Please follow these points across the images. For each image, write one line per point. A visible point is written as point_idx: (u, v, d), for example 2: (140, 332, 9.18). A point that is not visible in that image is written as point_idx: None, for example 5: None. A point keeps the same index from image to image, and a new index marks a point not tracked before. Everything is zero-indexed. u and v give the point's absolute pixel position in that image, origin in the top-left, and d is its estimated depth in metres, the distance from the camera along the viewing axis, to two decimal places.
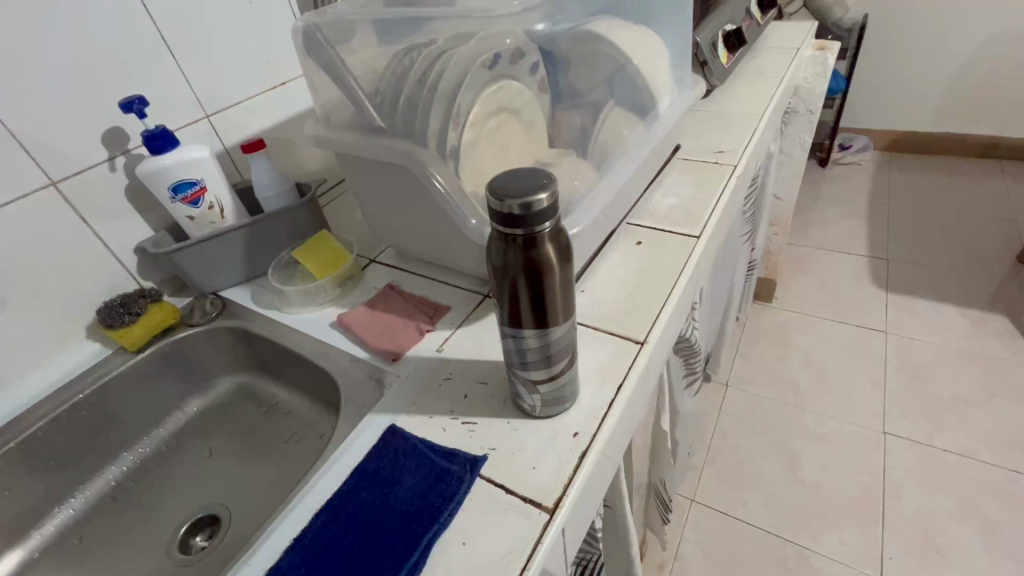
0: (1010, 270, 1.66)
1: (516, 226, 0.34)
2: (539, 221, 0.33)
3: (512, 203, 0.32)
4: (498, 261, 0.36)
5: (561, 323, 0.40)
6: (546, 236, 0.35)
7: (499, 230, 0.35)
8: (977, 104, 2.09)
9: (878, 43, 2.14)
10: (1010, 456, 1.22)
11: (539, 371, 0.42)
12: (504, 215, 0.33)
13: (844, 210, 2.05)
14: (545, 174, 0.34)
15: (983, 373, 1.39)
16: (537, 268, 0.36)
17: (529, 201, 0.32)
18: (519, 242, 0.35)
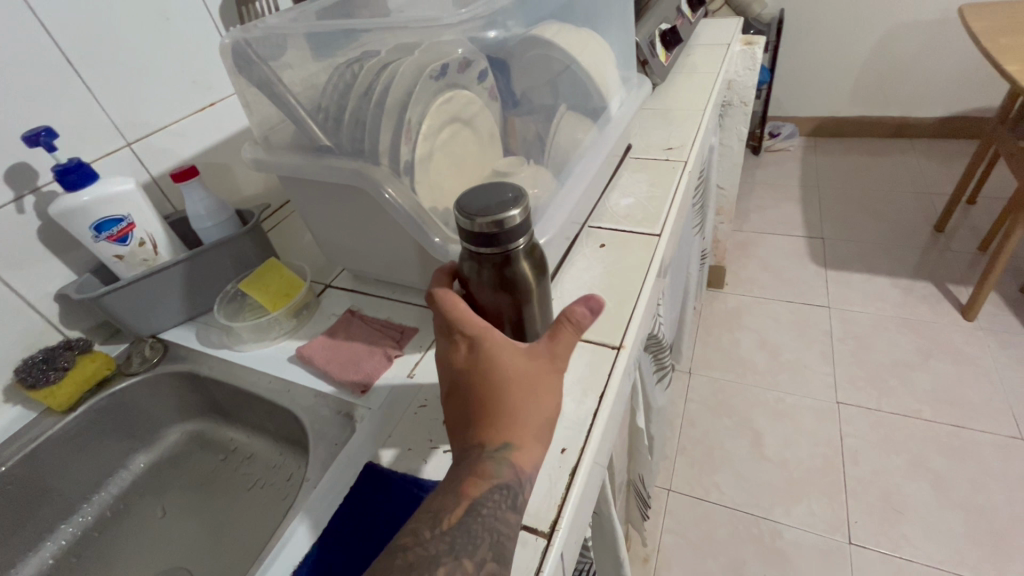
0: (930, 240, 1.80)
1: (491, 247, 0.34)
2: (514, 240, 0.33)
3: (484, 223, 0.32)
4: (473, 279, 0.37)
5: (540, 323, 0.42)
6: (523, 251, 0.35)
7: (473, 251, 0.34)
8: (887, 88, 2.26)
9: (796, 35, 2.27)
10: (948, 412, 1.31)
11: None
12: (477, 238, 0.33)
13: (780, 195, 2.16)
14: (512, 189, 0.34)
15: (917, 337, 1.50)
16: (514, 282, 0.36)
17: (501, 220, 0.32)
18: (495, 262, 0.35)
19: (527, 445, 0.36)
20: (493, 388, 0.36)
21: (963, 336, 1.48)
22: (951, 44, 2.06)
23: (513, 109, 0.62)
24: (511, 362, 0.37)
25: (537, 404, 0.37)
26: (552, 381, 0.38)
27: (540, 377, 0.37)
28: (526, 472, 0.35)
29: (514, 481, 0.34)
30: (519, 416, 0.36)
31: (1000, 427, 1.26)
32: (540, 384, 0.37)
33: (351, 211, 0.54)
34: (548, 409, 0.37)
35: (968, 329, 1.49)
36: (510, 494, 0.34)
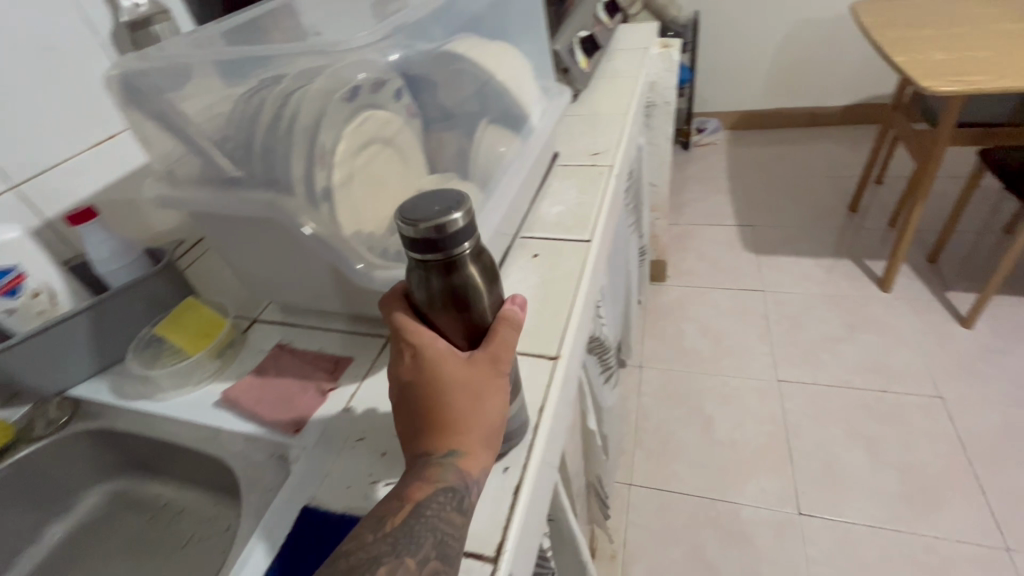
0: (846, 220, 1.94)
1: (436, 253, 0.32)
2: (457, 244, 0.32)
3: (424, 228, 0.30)
4: (423, 290, 0.35)
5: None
6: (472, 256, 0.33)
7: (418, 259, 0.33)
8: (797, 81, 2.41)
9: (711, 35, 2.39)
10: (875, 379, 1.41)
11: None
12: (420, 245, 0.31)
13: (710, 187, 2.26)
14: (454, 193, 0.32)
15: (842, 312, 1.61)
16: (465, 290, 0.35)
17: (441, 224, 0.30)
18: (443, 271, 0.33)
19: (473, 449, 0.36)
20: (437, 395, 0.36)
21: (882, 307, 1.60)
22: (848, 38, 2.24)
23: (439, 125, 0.60)
24: (454, 369, 0.36)
25: (481, 408, 0.37)
26: (495, 383, 0.37)
27: (485, 381, 0.37)
28: (472, 475, 0.36)
29: (459, 483, 0.35)
30: (465, 421, 0.36)
31: (919, 389, 1.37)
32: (485, 388, 0.37)
33: (269, 244, 0.53)
34: (495, 413, 0.38)
35: (885, 300, 1.61)
36: (455, 496, 0.35)
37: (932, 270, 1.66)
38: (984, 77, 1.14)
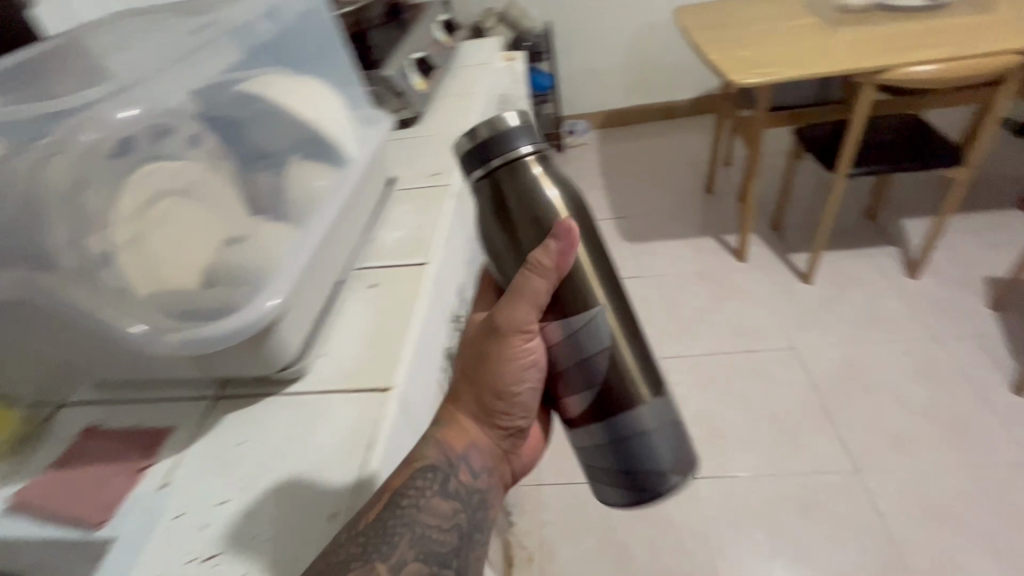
0: (704, 201, 2.14)
1: (493, 156, 0.41)
2: (507, 144, 0.41)
3: (481, 130, 0.42)
4: (497, 207, 0.43)
5: (576, 283, 0.43)
6: (538, 168, 0.42)
7: (481, 172, 0.42)
8: (648, 80, 2.63)
9: (565, 43, 2.54)
10: (742, 341, 1.56)
11: (580, 349, 0.44)
12: (479, 149, 0.42)
13: (586, 184, 2.39)
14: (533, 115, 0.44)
15: (710, 285, 1.76)
16: (525, 202, 0.42)
17: (496, 122, 0.42)
18: (506, 173, 0.42)
19: (465, 423, 0.46)
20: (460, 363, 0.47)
21: (741, 276, 1.77)
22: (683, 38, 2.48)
23: (254, 163, 0.58)
24: (474, 334, 0.45)
25: (482, 376, 0.45)
26: (499, 346, 0.43)
27: (495, 340, 0.43)
28: (458, 456, 0.44)
29: (443, 464, 0.43)
30: (471, 387, 0.46)
31: (777, 344, 1.54)
32: (493, 348, 0.44)
33: (45, 324, 0.48)
34: (510, 371, 0.44)
35: (743, 269, 1.79)
36: (437, 478, 0.43)
37: (777, 236, 1.88)
38: (777, 68, 1.31)
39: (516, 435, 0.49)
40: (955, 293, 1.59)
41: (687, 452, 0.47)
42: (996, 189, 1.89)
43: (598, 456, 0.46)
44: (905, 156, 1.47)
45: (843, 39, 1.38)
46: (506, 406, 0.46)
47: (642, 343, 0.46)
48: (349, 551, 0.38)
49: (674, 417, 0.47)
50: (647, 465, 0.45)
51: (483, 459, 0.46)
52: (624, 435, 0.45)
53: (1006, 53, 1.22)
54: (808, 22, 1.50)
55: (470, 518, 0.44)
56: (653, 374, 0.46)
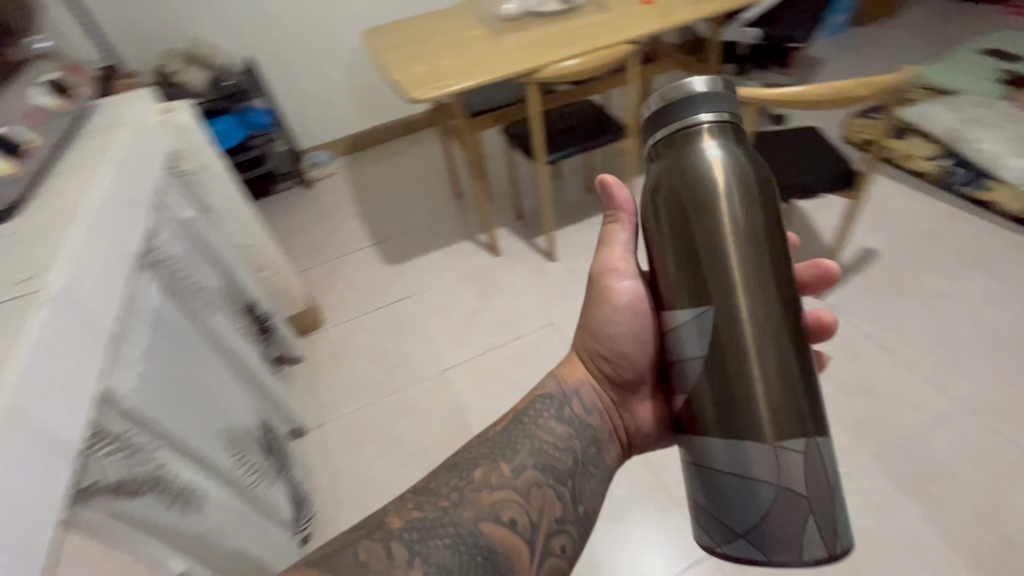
0: (457, 207, 2.22)
1: (668, 121, 0.51)
2: (686, 114, 0.50)
3: (668, 93, 0.51)
4: (656, 168, 0.52)
5: (711, 275, 0.49)
6: (709, 134, 0.50)
7: (658, 135, 0.52)
8: (377, 99, 2.63)
9: (277, 76, 2.40)
10: (508, 330, 1.65)
11: (707, 341, 0.50)
12: (660, 112, 0.52)
13: (341, 216, 2.31)
14: (728, 86, 0.51)
15: (473, 286, 1.83)
16: (676, 168, 0.50)
17: (685, 89, 0.50)
18: (673, 144, 0.51)
19: (579, 369, 0.75)
20: (582, 327, 0.76)
21: (498, 269, 1.88)
22: None
23: None
24: (589, 298, 0.74)
25: (588, 327, 0.74)
26: (594, 295, 0.72)
27: (594, 287, 0.72)
28: (569, 390, 0.72)
29: (558, 394, 0.71)
30: (584, 342, 0.75)
31: (539, 323, 1.66)
32: (594, 297, 0.72)
33: None
34: (608, 319, 0.71)
35: (499, 262, 1.90)
36: (552, 405, 0.69)
37: (521, 225, 2.04)
38: (450, 81, 1.39)
39: (617, 378, 0.74)
40: None
41: (781, 540, 0.47)
42: None
43: (696, 475, 0.53)
44: (588, 137, 1.74)
45: (506, 46, 1.53)
46: (605, 349, 0.72)
47: (790, 375, 0.48)
48: (487, 449, 0.63)
49: (792, 498, 0.47)
50: (743, 514, 0.49)
51: (587, 394, 0.73)
52: (727, 470, 0.50)
53: (623, 44, 1.48)
54: (477, 33, 1.63)
55: (579, 444, 0.67)
56: (780, 418, 0.48)
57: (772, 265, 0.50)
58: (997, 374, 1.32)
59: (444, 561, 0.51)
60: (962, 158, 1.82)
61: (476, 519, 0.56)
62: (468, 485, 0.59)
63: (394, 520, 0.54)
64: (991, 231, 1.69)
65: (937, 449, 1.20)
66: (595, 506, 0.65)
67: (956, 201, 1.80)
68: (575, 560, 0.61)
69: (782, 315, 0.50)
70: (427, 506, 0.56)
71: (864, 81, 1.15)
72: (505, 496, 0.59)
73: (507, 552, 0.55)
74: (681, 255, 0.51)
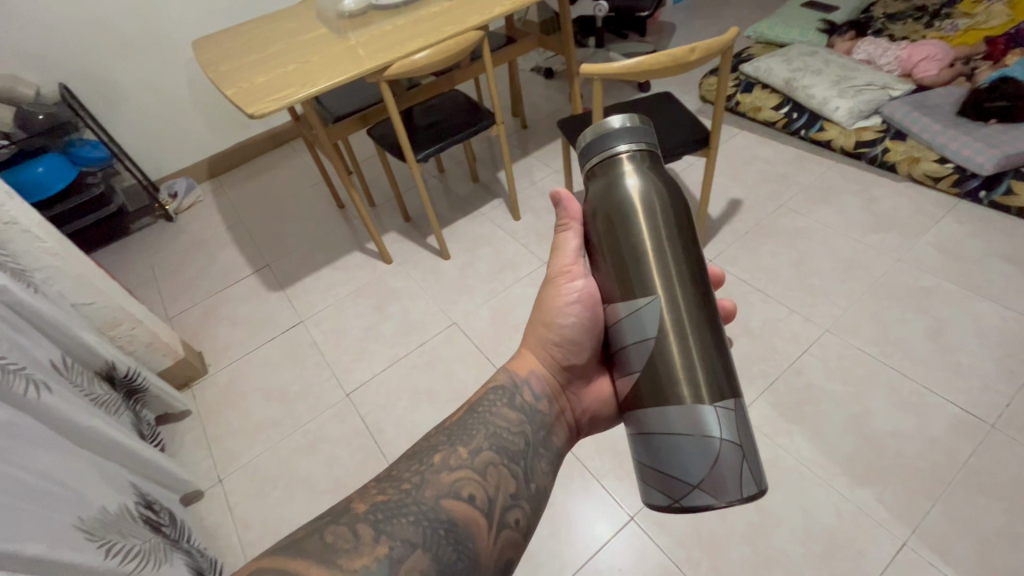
0: (341, 217, 2.11)
1: (595, 156, 0.53)
2: (610, 146, 0.52)
3: (591, 129, 0.54)
4: (588, 191, 0.54)
5: (635, 275, 0.51)
6: (630, 164, 0.52)
7: (587, 165, 0.54)
8: (233, 113, 2.42)
9: (105, 101, 2.12)
10: (410, 337, 1.60)
11: (639, 333, 0.51)
12: (586, 146, 0.54)
13: (213, 247, 2.11)
14: (644, 121, 0.54)
15: (368, 298, 1.75)
16: (605, 191, 0.52)
17: (603, 127, 0.53)
18: (603, 170, 0.53)
19: (530, 360, 0.69)
20: (531, 321, 0.72)
21: (392, 276, 1.81)
22: None
23: None
24: (541, 291, 0.69)
25: (540, 323, 0.70)
26: (547, 288, 0.68)
27: (546, 282, 0.68)
28: (522, 380, 0.66)
29: (510, 384, 0.65)
30: (534, 336, 0.71)
31: (440, 323, 1.62)
32: (546, 291, 0.68)
33: None
34: (557, 313, 0.67)
35: (393, 268, 1.83)
36: (506, 394, 0.64)
37: (410, 226, 1.98)
38: (295, 88, 1.29)
39: (568, 365, 0.70)
40: (546, 218, 1.92)
41: (726, 482, 0.46)
42: (546, 126, 2.36)
43: (640, 444, 0.52)
44: (458, 127, 1.70)
45: (350, 44, 1.44)
46: (556, 339, 0.68)
47: (717, 361, 0.50)
48: (445, 434, 0.58)
49: (721, 446, 0.47)
50: (679, 467, 0.47)
51: (540, 383, 0.67)
52: (660, 430, 0.49)
53: (471, 30, 1.44)
54: (319, 33, 1.53)
55: (533, 427, 0.62)
56: (707, 389, 0.49)
57: (692, 266, 0.52)
58: (850, 296, 1.47)
59: (409, 536, 0.48)
60: (797, 103, 2.01)
61: (438, 496, 0.52)
62: (429, 467, 0.54)
63: (359, 504, 0.50)
64: (833, 167, 1.87)
65: (809, 372, 1.32)
66: (548, 484, 0.60)
67: (801, 144, 2.00)
68: (530, 536, 0.57)
69: (701, 310, 0.51)
70: (390, 488, 0.52)
71: (692, 46, 1.20)
72: (465, 475, 0.55)
73: (469, 528, 0.52)
74: (609, 262, 0.53)
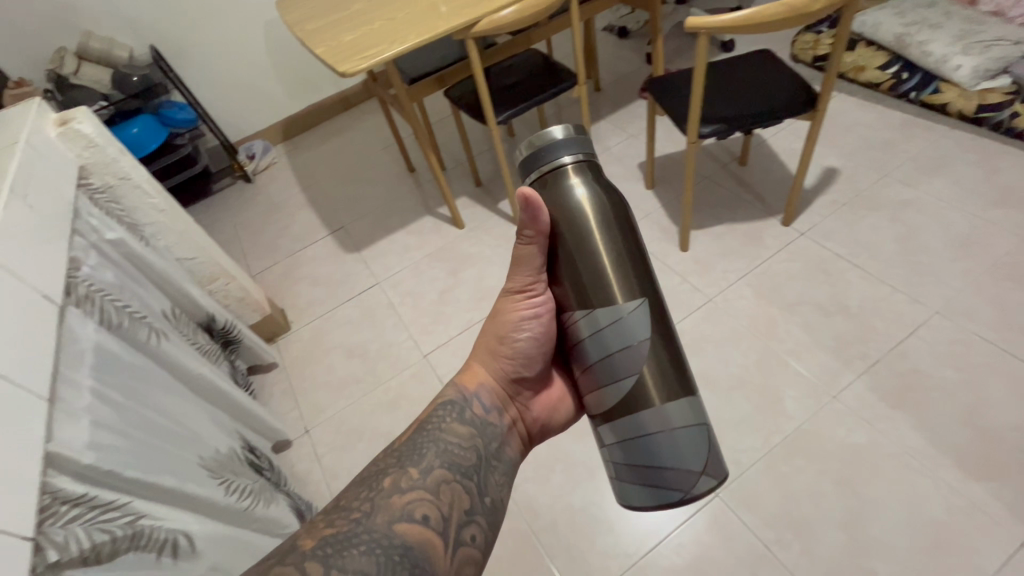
0: (412, 181, 2.12)
1: (541, 167, 0.57)
2: (555, 157, 0.56)
3: (533, 141, 0.57)
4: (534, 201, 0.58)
5: (593, 286, 0.55)
6: (575, 174, 0.56)
7: (533, 176, 0.58)
8: (308, 75, 2.45)
9: (190, 63, 2.18)
10: (485, 302, 1.60)
11: (603, 346, 0.56)
12: (530, 157, 0.57)
13: (290, 208, 2.18)
14: (581, 133, 0.58)
15: (442, 262, 1.76)
16: (552, 202, 0.56)
17: (546, 139, 0.56)
18: (547, 183, 0.56)
19: (480, 371, 0.68)
20: (484, 332, 0.70)
21: (465, 240, 1.81)
22: None
23: None
24: (495, 303, 0.67)
25: (495, 334, 0.68)
26: (504, 302, 0.65)
27: (502, 294, 0.65)
28: (471, 394, 0.64)
29: (459, 398, 0.63)
30: (487, 347, 0.69)
31: None
32: (502, 304, 0.66)
33: None
34: (510, 323, 0.66)
35: (466, 234, 1.83)
36: (455, 409, 0.62)
37: (481, 191, 1.96)
38: (382, 46, 1.27)
39: (519, 377, 0.68)
40: (622, 184, 1.85)
41: (718, 462, 0.53)
42: (622, 88, 2.26)
43: (619, 449, 0.55)
44: (537, 89, 1.65)
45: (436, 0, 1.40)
46: (508, 350, 0.67)
47: (676, 362, 0.55)
48: (394, 457, 0.56)
49: (688, 432, 0.53)
50: (656, 462, 0.53)
51: (490, 395, 0.66)
52: (634, 436, 0.54)
53: None
54: None
55: (485, 441, 0.61)
56: (671, 389, 0.54)
57: (644, 270, 0.57)
58: (964, 276, 1.35)
59: (362, 567, 0.46)
60: (908, 62, 1.83)
61: (391, 521, 0.50)
62: (378, 493, 0.52)
63: (306, 540, 0.48)
64: (947, 134, 1.70)
65: (916, 356, 1.23)
66: (504, 496, 0.60)
67: (910, 108, 1.81)
68: (490, 552, 0.56)
69: (658, 318, 0.56)
70: (339, 520, 0.50)
71: None
72: (418, 496, 0.53)
73: (423, 550, 0.50)
74: (566, 271, 0.57)
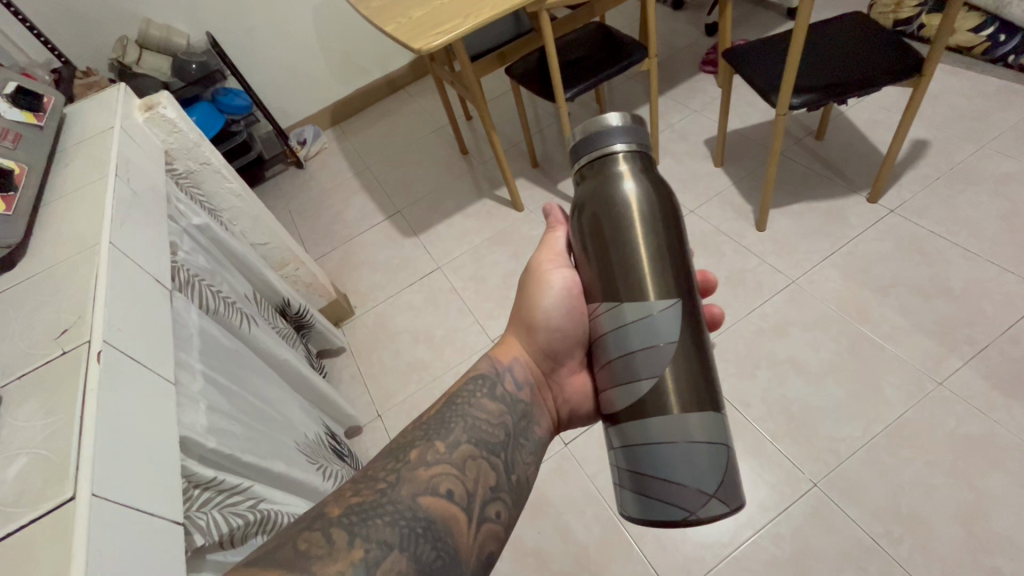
0: (466, 164, 2.08)
1: (591, 151, 0.53)
2: (604, 145, 0.52)
3: (584, 126, 0.54)
4: (579, 188, 0.54)
5: (623, 283, 0.51)
6: (626, 163, 0.52)
7: (581, 163, 0.54)
8: (356, 58, 2.43)
9: (243, 50, 2.19)
10: None
11: (625, 346, 0.51)
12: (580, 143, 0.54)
13: (344, 194, 2.17)
14: (640, 125, 0.54)
15: (504, 246, 1.73)
16: (592, 191, 0.52)
17: (602, 124, 0.53)
18: (594, 171, 0.53)
19: (515, 346, 0.63)
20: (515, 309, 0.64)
21: (525, 224, 1.77)
22: None
23: None
24: (524, 276, 0.63)
25: (524, 309, 0.63)
26: (535, 272, 0.61)
27: (533, 267, 0.61)
28: (504, 368, 0.60)
29: (491, 372, 0.58)
30: (516, 322, 0.64)
31: None
32: (533, 275, 0.61)
33: None
34: (542, 295, 0.59)
35: (526, 217, 1.79)
36: (486, 383, 0.57)
37: (539, 173, 1.91)
38: (455, 22, 1.22)
39: (554, 352, 0.63)
40: (689, 163, 1.77)
41: (730, 481, 0.47)
42: (680, 62, 2.16)
43: (620, 451, 0.51)
44: (603, 64, 1.58)
45: None
46: (542, 325, 0.61)
47: (697, 372, 0.50)
48: (420, 429, 0.52)
49: (699, 447, 0.47)
50: (657, 474, 0.48)
51: (522, 372, 0.61)
52: (638, 442, 0.49)
53: None
54: None
55: (514, 419, 0.56)
56: (699, 397, 0.49)
57: (679, 269, 0.52)
58: None
59: (385, 537, 0.43)
60: (1006, 23, 1.67)
61: (415, 493, 0.47)
62: (405, 465, 0.48)
63: (334, 508, 0.45)
64: None
65: None
66: (531, 475, 0.55)
67: (1006, 74, 1.68)
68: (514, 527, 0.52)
69: (686, 317, 0.51)
70: (365, 490, 0.47)
71: None
72: (443, 470, 0.49)
73: (447, 525, 0.47)
74: (597, 262, 0.53)
